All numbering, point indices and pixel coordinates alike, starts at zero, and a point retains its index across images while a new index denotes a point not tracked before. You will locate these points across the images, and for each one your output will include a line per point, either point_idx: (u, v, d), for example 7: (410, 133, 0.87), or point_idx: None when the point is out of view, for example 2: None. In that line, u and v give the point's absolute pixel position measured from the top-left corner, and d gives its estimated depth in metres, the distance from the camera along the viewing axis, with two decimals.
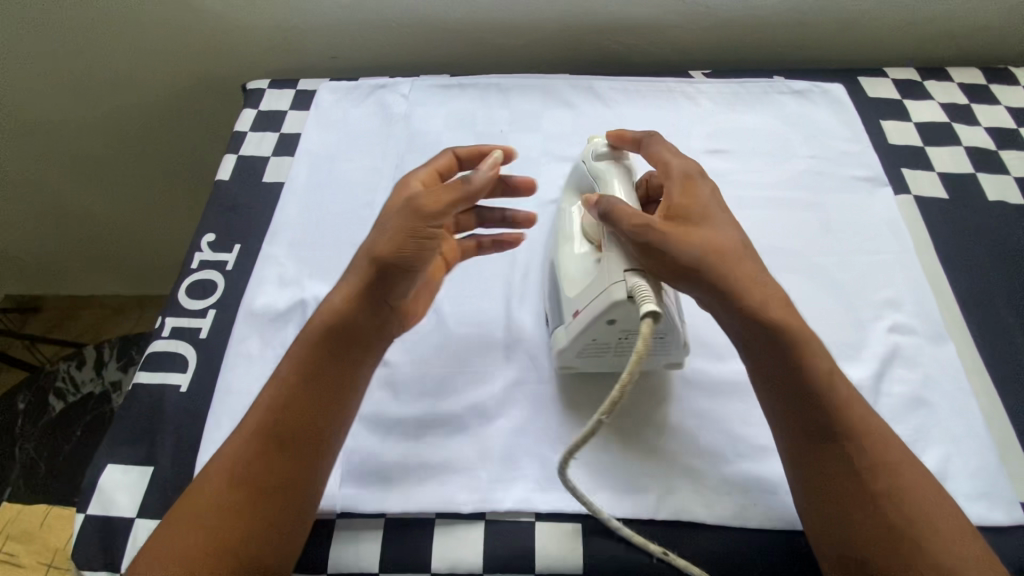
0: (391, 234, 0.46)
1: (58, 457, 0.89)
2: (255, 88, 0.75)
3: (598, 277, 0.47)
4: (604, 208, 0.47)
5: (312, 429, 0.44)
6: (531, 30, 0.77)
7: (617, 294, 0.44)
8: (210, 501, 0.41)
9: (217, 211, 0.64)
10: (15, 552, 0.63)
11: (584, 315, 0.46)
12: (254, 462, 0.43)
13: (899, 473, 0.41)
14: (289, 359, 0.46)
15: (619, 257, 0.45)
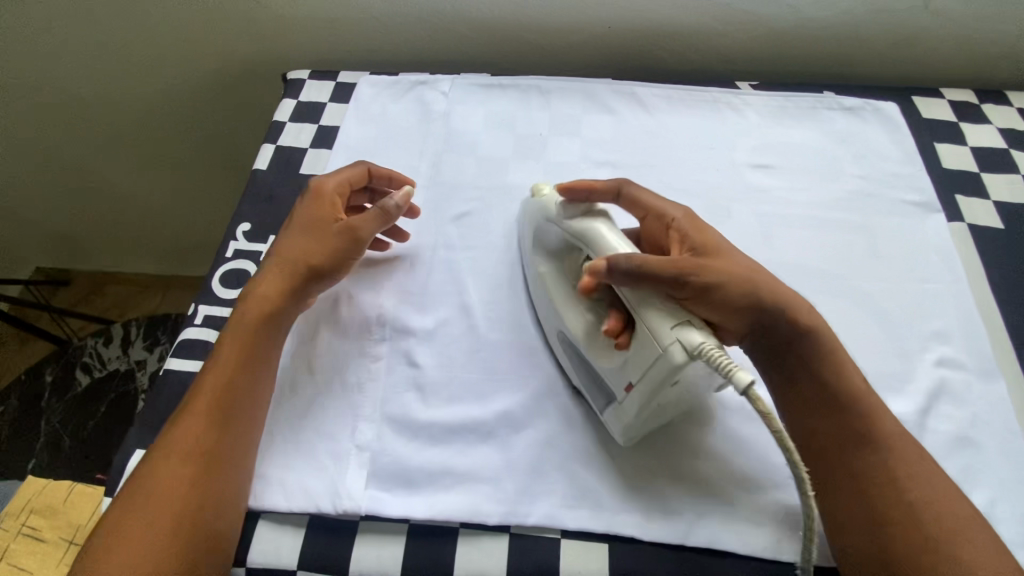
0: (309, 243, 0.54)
1: (83, 432, 0.91)
2: (295, 78, 0.75)
3: (640, 342, 0.43)
4: (619, 263, 0.44)
5: (247, 395, 0.48)
6: (574, 32, 0.76)
7: (676, 355, 0.41)
8: (163, 482, 0.43)
9: (253, 200, 0.64)
10: (38, 527, 0.64)
11: (648, 385, 0.43)
12: (198, 435, 0.45)
13: (919, 471, 0.44)
14: (224, 342, 0.49)
15: (657, 314, 0.43)
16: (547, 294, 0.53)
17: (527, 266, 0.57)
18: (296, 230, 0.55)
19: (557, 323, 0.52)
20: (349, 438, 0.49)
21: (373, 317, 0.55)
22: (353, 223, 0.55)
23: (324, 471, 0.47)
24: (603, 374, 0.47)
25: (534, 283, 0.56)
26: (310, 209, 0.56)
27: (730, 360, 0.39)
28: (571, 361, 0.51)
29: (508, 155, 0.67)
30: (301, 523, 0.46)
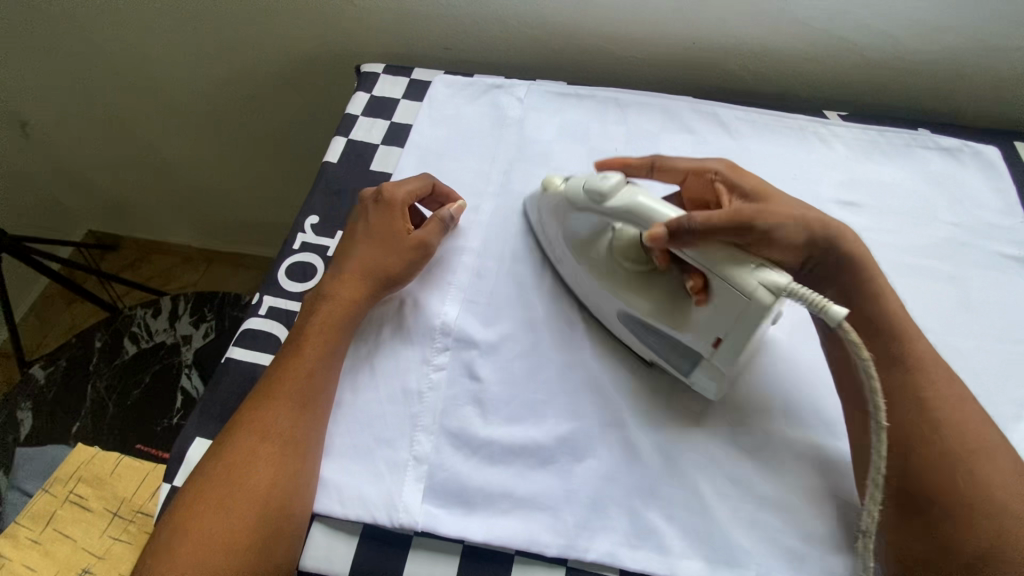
0: (378, 246, 0.54)
1: (127, 400, 0.92)
2: (369, 71, 0.74)
3: (723, 294, 0.44)
4: (677, 221, 0.44)
5: (317, 382, 0.48)
6: (656, 45, 0.74)
7: (766, 297, 0.42)
8: (235, 459, 0.44)
9: (323, 194, 0.64)
10: (85, 496, 0.65)
11: (738, 335, 0.44)
12: (272, 417, 0.46)
13: (958, 408, 0.45)
14: (303, 331, 0.51)
15: (731, 262, 0.43)
16: (591, 275, 0.53)
17: (556, 257, 0.57)
18: (368, 241, 0.55)
19: (614, 303, 0.51)
20: (407, 448, 0.48)
21: (437, 325, 0.54)
22: (425, 234, 0.55)
23: (380, 480, 0.47)
24: (684, 341, 0.48)
25: (571, 274, 0.55)
26: (381, 219, 0.56)
27: (817, 295, 0.42)
28: (637, 341, 0.52)
29: (582, 169, 0.66)
30: (355, 531, 0.46)
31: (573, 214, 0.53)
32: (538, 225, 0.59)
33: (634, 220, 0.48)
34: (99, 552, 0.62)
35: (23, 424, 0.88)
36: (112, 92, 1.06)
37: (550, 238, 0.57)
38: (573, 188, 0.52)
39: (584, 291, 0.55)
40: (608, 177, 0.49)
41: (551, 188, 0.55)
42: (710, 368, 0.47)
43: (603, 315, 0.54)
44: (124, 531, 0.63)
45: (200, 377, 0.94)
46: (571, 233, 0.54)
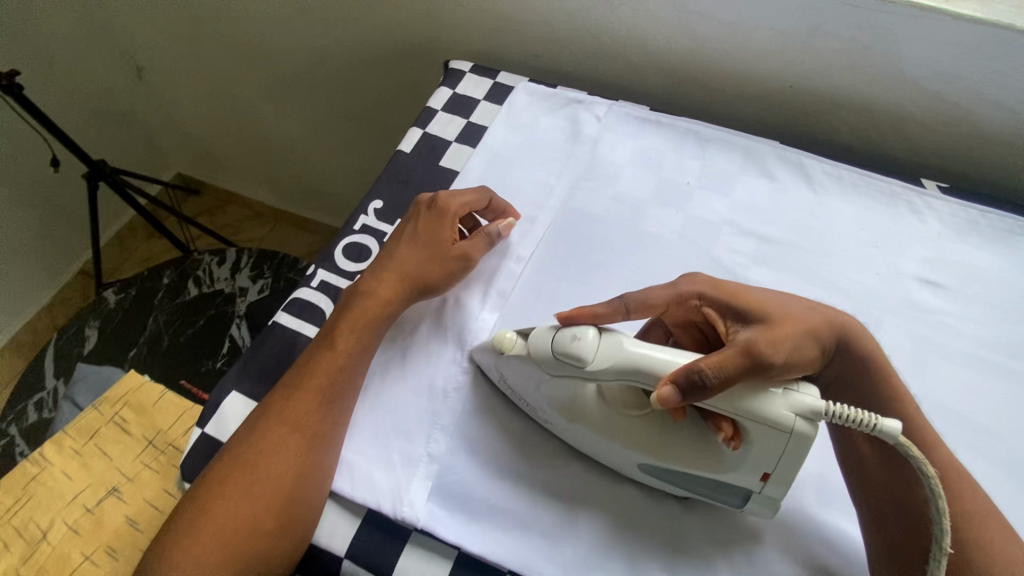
0: (422, 256, 0.55)
1: (180, 338, 0.99)
2: (456, 68, 0.75)
3: (760, 433, 0.40)
4: (690, 379, 0.39)
5: (347, 377, 0.49)
6: (750, 82, 0.71)
7: (806, 428, 0.39)
8: (265, 448, 0.45)
9: (390, 181, 0.66)
10: (127, 420, 0.70)
11: (788, 466, 0.41)
12: (302, 408, 0.47)
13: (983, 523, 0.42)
14: (338, 323, 0.52)
15: (757, 399, 0.39)
16: (599, 437, 0.46)
17: (541, 416, 0.49)
18: (411, 252, 0.55)
19: (630, 457, 0.45)
20: (422, 444, 0.48)
21: (474, 328, 0.54)
22: (470, 246, 0.56)
23: (392, 469, 0.47)
24: (729, 480, 0.43)
25: (569, 435, 0.48)
26: (429, 230, 0.56)
27: (861, 411, 0.38)
28: (667, 484, 0.46)
29: (648, 199, 0.64)
30: (358, 514, 0.47)
31: (546, 379, 0.46)
32: (501, 382, 0.50)
33: (626, 378, 0.42)
34: (129, 474, 0.66)
35: (87, 339, 0.99)
36: (221, 53, 1.14)
37: (524, 396, 0.48)
38: (536, 347, 0.44)
39: (586, 445, 0.48)
40: (579, 335, 0.42)
41: (505, 345, 0.46)
42: (761, 498, 0.43)
43: (617, 466, 0.47)
44: (154, 460, 0.67)
45: (247, 328, 0.98)
46: (554, 395, 0.46)
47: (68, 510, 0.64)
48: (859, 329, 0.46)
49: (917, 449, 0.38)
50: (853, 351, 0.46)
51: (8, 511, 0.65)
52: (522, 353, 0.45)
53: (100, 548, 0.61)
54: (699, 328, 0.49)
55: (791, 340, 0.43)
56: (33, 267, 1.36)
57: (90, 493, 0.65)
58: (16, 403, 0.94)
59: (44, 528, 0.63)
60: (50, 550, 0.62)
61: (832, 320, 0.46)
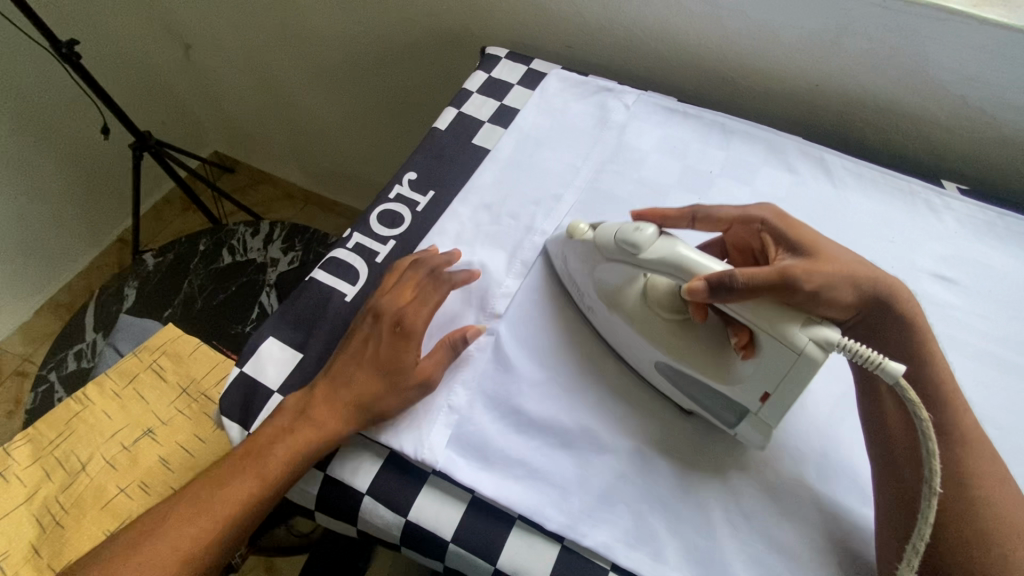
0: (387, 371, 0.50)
1: (212, 301, 1.03)
2: (492, 53, 0.78)
3: (769, 350, 0.43)
4: (720, 279, 0.44)
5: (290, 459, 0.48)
6: (777, 80, 0.73)
7: (816, 354, 0.41)
8: (210, 483, 0.48)
9: (425, 155, 0.69)
10: (164, 368, 0.74)
11: (789, 391, 0.43)
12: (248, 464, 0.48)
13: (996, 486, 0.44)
14: (272, 445, 0.48)
15: (778, 317, 0.42)
16: (628, 329, 0.51)
17: (586, 305, 0.55)
18: (366, 374, 0.50)
19: (651, 354, 0.50)
20: (444, 395, 0.52)
21: (497, 293, 0.57)
22: (434, 366, 0.51)
23: (415, 415, 0.50)
24: (731, 395, 0.47)
25: (604, 323, 0.54)
26: (387, 349, 0.51)
27: (871, 351, 0.41)
28: (675, 391, 0.50)
29: (671, 184, 0.66)
30: (380, 455, 0.50)
31: (602, 262, 0.52)
32: (563, 270, 0.57)
33: (668, 271, 0.47)
34: (163, 418, 0.70)
35: (126, 298, 1.04)
36: (265, 36, 1.19)
37: (579, 282, 0.55)
38: (604, 234, 0.52)
39: (617, 338, 0.53)
40: (641, 228, 0.48)
41: (577, 234, 0.54)
42: (759, 423, 0.46)
43: (636, 364, 0.52)
44: (187, 407, 0.71)
45: (276, 296, 1.03)
46: (603, 282, 0.53)
47: (107, 446, 0.68)
48: (903, 292, 0.49)
49: (915, 395, 0.41)
50: (894, 309, 0.48)
51: (51, 443, 0.69)
52: (589, 241, 0.53)
53: (134, 483, 0.64)
54: (753, 255, 0.54)
55: (832, 280, 0.46)
56: (75, 231, 1.43)
57: (128, 432, 0.69)
58: (56, 353, 0.99)
59: (84, 460, 0.67)
60: (88, 482, 0.65)
61: (882, 279, 0.48)
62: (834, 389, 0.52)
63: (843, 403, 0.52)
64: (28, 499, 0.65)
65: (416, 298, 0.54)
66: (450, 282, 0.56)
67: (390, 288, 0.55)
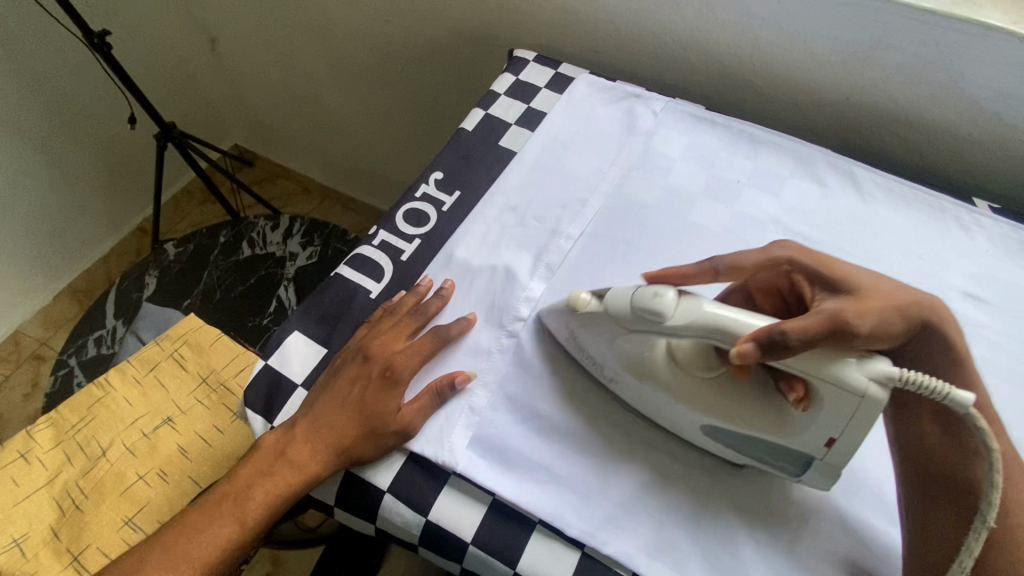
0: (365, 420, 0.49)
1: (231, 293, 1.04)
2: (520, 56, 0.78)
3: (831, 398, 0.42)
4: (770, 337, 0.41)
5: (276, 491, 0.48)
6: (807, 91, 0.73)
7: (880, 393, 0.40)
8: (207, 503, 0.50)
9: (451, 156, 0.69)
10: (186, 357, 0.75)
11: (858, 433, 0.42)
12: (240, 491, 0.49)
13: None
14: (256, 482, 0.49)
15: (836, 362, 0.41)
16: (666, 396, 0.48)
17: (607, 376, 0.51)
18: (348, 417, 0.49)
19: (693, 417, 0.48)
20: (465, 395, 0.51)
21: (521, 296, 0.57)
22: (418, 412, 0.50)
23: (436, 414, 0.50)
24: (790, 445, 0.45)
25: (631, 394, 0.50)
26: (371, 394, 0.50)
27: (936, 381, 0.41)
28: (725, 449, 0.48)
29: (697, 193, 0.66)
30: (402, 452, 0.50)
31: (620, 335, 0.49)
32: (569, 342, 0.53)
33: (699, 336, 0.44)
34: (183, 407, 0.71)
35: (147, 286, 1.05)
36: (292, 34, 1.20)
37: (594, 356, 0.51)
38: (614, 305, 0.47)
39: (648, 406, 0.50)
40: (660, 293, 0.45)
41: (581, 305, 0.50)
42: (825, 466, 0.45)
43: (671, 425, 0.50)
44: (207, 397, 0.72)
45: (294, 290, 1.04)
46: (626, 353, 0.49)
47: (127, 433, 0.69)
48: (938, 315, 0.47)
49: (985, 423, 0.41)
50: (934, 332, 0.47)
51: (72, 428, 0.69)
52: (598, 312, 0.49)
53: (154, 470, 0.66)
54: (783, 296, 0.52)
55: (878, 315, 0.44)
56: (97, 218, 1.45)
57: (148, 420, 0.70)
58: (76, 339, 0.99)
59: (105, 446, 0.68)
60: (109, 467, 0.66)
61: (917, 301, 0.47)
62: None
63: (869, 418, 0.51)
64: (48, 482, 0.65)
65: (391, 346, 0.53)
66: (447, 340, 0.54)
67: (380, 330, 0.54)
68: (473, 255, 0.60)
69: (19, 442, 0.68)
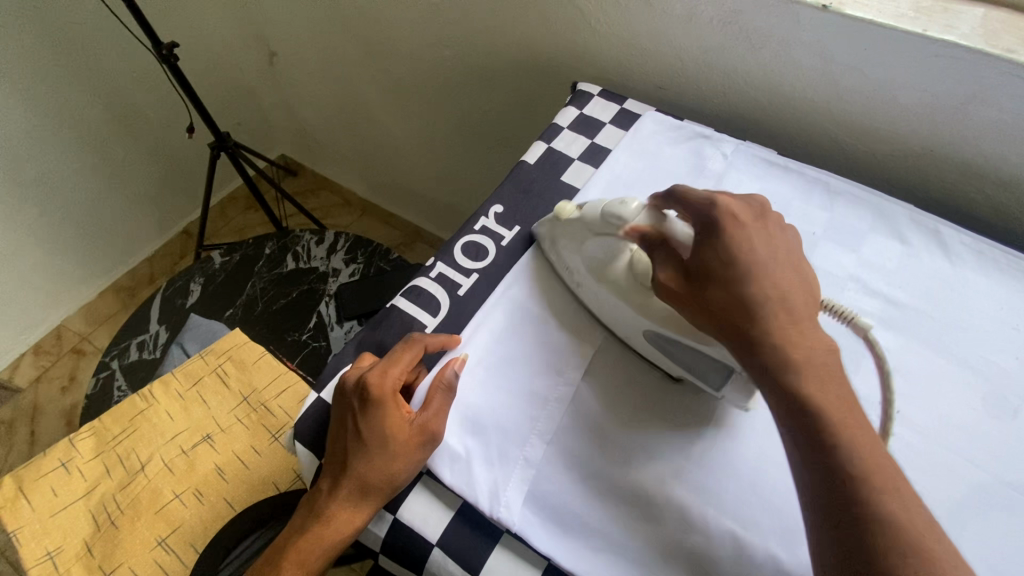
0: (374, 453, 0.46)
1: (273, 305, 1.05)
2: (584, 90, 0.77)
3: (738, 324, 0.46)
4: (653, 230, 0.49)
5: (313, 547, 0.47)
6: (887, 141, 0.69)
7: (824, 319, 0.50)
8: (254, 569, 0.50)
9: (512, 189, 0.67)
10: (228, 373, 0.74)
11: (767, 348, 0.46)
12: (279, 553, 0.49)
13: None
14: (293, 542, 0.48)
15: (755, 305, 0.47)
16: (612, 297, 0.52)
17: (575, 283, 0.56)
18: (357, 457, 0.47)
19: (638, 322, 0.51)
20: (519, 446, 0.49)
21: (583, 344, 0.55)
22: (430, 420, 0.48)
23: (490, 466, 0.48)
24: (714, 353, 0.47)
25: (593, 300, 0.55)
26: (369, 423, 0.47)
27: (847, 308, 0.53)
28: (667, 359, 0.51)
29: None
30: (452, 506, 0.48)
31: (590, 240, 0.54)
32: (552, 252, 0.58)
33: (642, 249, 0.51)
34: (222, 425, 0.70)
35: (191, 294, 1.06)
36: (348, 53, 1.22)
37: (568, 265, 0.56)
38: (590, 211, 0.54)
39: (606, 314, 0.54)
40: (625, 202, 0.51)
41: (565, 215, 0.57)
42: (739, 381, 0.47)
43: (626, 334, 0.53)
44: (246, 416, 0.71)
45: (335, 307, 1.03)
46: (590, 260, 0.54)
47: (166, 448, 0.68)
48: (789, 321, 0.42)
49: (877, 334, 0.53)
50: (799, 356, 0.41)
51: (113, 439, 0.69)
52: (575, 219, 0.56)
53: (190, 490, 0.65)
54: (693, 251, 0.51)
55: (731, 292, 0.43)
56: (147, 221, 1.48)
57: (187, 436, 0.69)
58: (118, 342, 1.00)
59: (143, 461, 0.67)
60: (145, 482, 0.65)
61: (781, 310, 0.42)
62: (948, 496, 0.48)
63: (959, 505, 0.48)
64: (85, 493, 0.65)
65: (378, 365, 0.50)
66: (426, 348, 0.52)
67: (358, 363, 0.52)
68: (531, 293, 0.58)
69: (61, 449, 0.67)
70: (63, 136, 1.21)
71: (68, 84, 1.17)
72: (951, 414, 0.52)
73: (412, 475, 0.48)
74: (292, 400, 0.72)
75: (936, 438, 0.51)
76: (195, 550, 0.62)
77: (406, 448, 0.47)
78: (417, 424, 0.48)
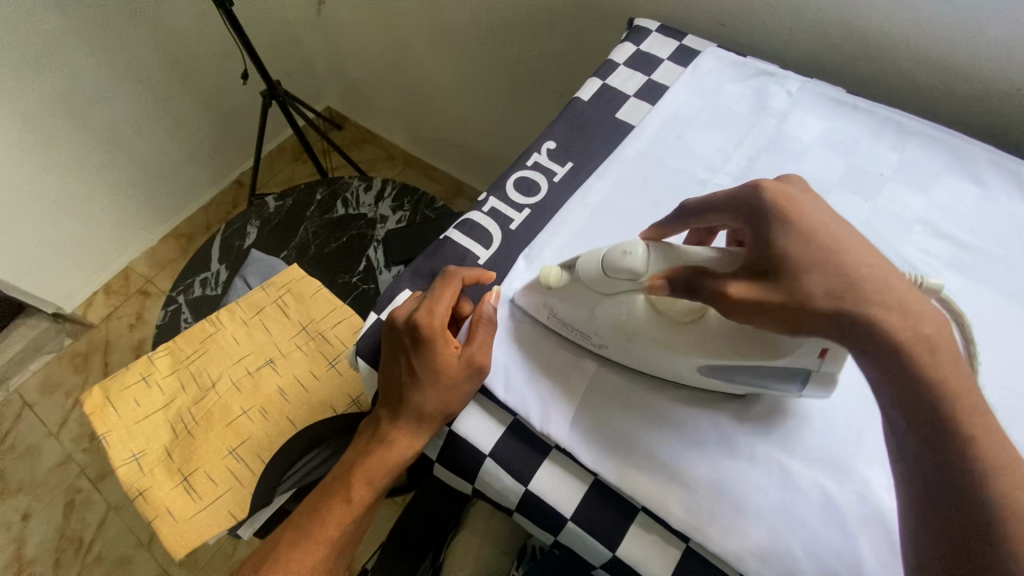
0: (428, 390, 0.48)
1: (325, 248, 1.08)
2: (642, 25, 0.74)
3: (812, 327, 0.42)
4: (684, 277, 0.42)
5: (377, 470, 0.52)
6: (968, 80, 0.65)
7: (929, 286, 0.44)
8: (322, 486, 0.55)
9: (565, 125, 0.66)
10: (288, 305, 0.78)
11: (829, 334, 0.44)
12: (344, 474, 0.53)
13: None
14: (359, 463, 0.52)
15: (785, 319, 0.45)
16: (659, 348, 0.46)
17: (597, 343, 0.50)
18: (412, 390, 0.49)
19: (691, 364, 0.46)
20: (566, 372, 0.51)
21: None
22: (476, 352, 0.49)
23: (540, 388, 0.50)
24: (787, 364, 0.44)
25: (628, 358, 0.49)
26: (419, 361, 0.48)
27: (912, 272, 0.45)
28: (727, 383, 0.47)
29: (835, 180, 0.60)
30: (503, 423, 0.50)
31: (599, 302, 0.47)
32: (553, 322, 0.51)
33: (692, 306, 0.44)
34: (283, 351, 0.74)
35: (248, 235, 1.10)
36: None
37: (580, 327, 0.50)
38: (584, 268, 0.47)
39: (654, 365, 0.48)
40: (627, 251, 0.44)
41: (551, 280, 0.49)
42: (822, 377, 0.45)
43: (676, 376, 0.48)
44: (305, 344, 0.75)
45: (383, 252, 1.06)
46: (609, 321, 0.47)
47: (233, 369, 0.73)
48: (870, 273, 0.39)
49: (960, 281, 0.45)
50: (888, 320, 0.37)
51: (186, 358, 0.74)
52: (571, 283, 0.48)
53: (256, 407, 0.70)
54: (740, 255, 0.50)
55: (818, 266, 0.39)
56: (202, 168, 1.54)
57: (252, 359, 0.73)
58: (183, 278, 1.06)
59: (214, 379, 0.72)
60: (216, 399, 0.71)
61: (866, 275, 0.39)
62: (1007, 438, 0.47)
63: None
64: (165, 405, 0.71)
65: (421, 307, 0.49)
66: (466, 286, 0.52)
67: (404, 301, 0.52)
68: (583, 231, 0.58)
69: (142, 365, 0.73)
70: (126, 81, 1.26)
71: (130, 30, 1.21)
72: (1018, 360, 0.50)
73: (462, 405, 0.50)
74: (348, 331, 0.75)
75: (1002, 382, 0.49)
76: (263, 461, 0.67)
77: (455, 382, 0.48)
78: (462, 360, 0.48)
